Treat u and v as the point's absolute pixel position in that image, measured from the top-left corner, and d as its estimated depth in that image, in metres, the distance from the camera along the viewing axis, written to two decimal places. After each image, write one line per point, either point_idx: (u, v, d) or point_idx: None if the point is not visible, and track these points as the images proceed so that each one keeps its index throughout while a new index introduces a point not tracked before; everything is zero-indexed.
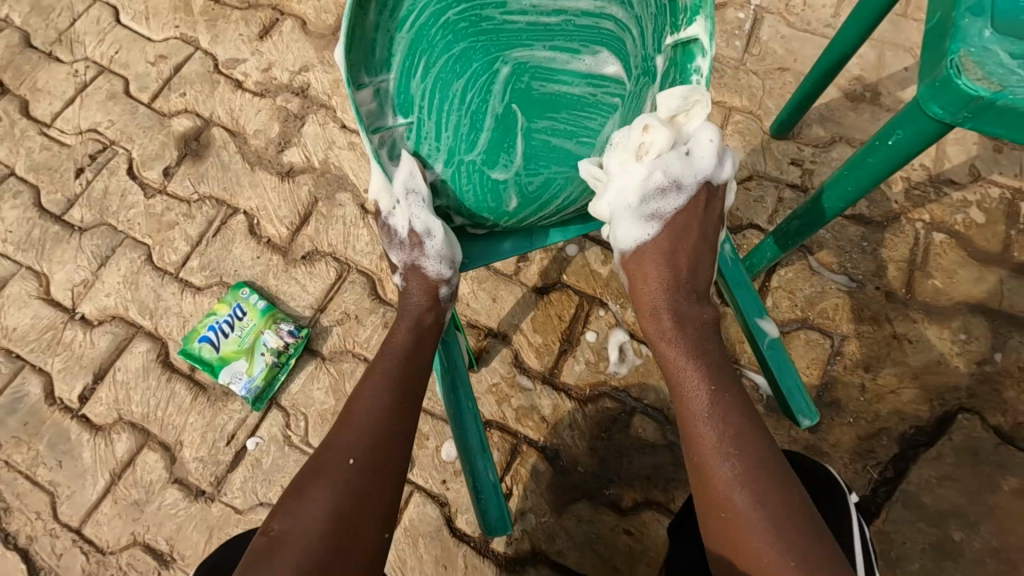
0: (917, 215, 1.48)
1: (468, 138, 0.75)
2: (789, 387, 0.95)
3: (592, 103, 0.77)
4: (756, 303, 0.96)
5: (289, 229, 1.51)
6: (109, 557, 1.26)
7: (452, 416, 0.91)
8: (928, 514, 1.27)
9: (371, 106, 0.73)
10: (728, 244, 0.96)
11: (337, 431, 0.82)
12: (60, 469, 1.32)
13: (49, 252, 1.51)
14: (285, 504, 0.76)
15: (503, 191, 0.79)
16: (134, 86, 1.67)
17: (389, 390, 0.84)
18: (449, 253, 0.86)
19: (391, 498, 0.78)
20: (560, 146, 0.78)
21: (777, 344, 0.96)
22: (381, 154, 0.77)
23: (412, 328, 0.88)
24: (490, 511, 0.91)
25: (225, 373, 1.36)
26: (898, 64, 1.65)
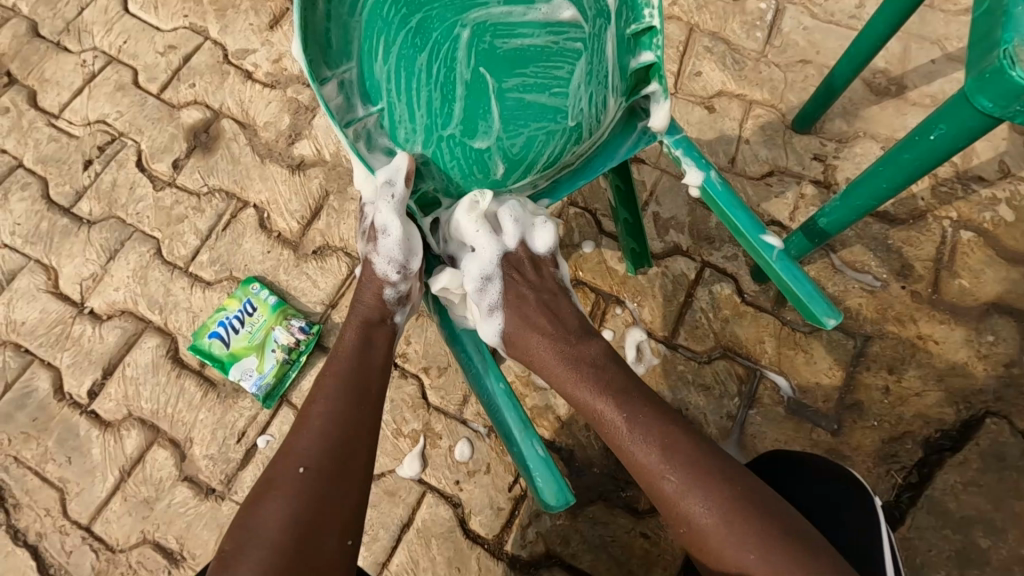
0: (943, 212, 1.44)
1: (442, 111, 0.74)
2: (804, 293, 0.88)
3: (557, 51, 0.74)
4: (753, 220, 0.92)
5: (299, 224, 1.48)
6: (119, 555, 1.25)
7: (482, 401, 0.87)
8: (953, 520, 1.23)
9: (339, 100, 0.76)
10: (714, 171, 0.92)
11: (289, 444, 0.82)
12: (69, 466, 1.31)
13: (58, 246, 1.49)
14: (239, 522, 0.76)
15: (487, 159, 0.78)
16: (142, 76, 1.65)
17: (342, 396, 0.85)
18: (401, 257, 0.88)
19: (351, 503, 0.79)
20: (535, 102, 0.75)
21: (785, 257, 0.90)
22: (359, 146, 0.79)
23: (360, 330, 0.91)
24: (545, 487, 0.83)
25: (235, 370, 1.33)
26: (923, 57, 1.60)
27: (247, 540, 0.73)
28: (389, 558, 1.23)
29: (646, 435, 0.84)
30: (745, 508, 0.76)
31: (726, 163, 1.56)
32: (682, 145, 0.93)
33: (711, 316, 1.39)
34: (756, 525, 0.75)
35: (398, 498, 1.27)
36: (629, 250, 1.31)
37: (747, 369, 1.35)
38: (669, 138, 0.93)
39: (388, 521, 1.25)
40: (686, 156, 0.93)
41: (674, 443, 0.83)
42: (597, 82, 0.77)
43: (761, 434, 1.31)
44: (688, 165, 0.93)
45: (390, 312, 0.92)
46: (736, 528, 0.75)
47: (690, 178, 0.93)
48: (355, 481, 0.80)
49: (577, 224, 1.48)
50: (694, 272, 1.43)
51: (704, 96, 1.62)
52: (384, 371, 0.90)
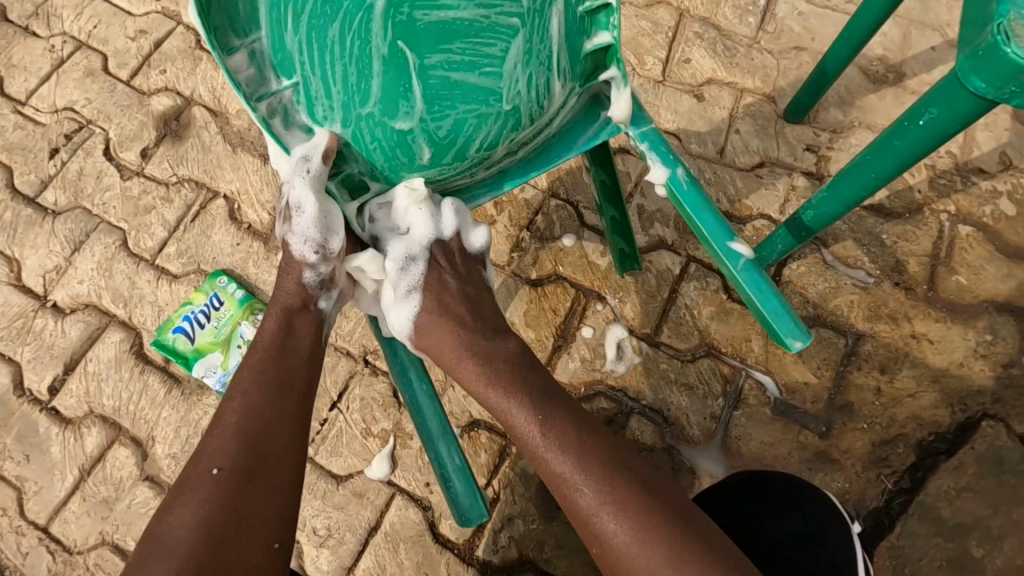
0: (941, 206, 1.37)
1: (359, 87, 0.69)
2: (769, 309, 0.81)
3: (488, 26, 0.66)
4: (722, 225, 0.84)
5: (270, 215, 1.43)
6: (76, 557, 1.20)
7: (407, 402, 0.90)
8: (947, 527, 1.18)
9: (250, 72, 0.73)
10: (681, 168, 0.85)
11: (203, 443, 0.76)
12: (28, 464, 1.27)
13: (22, 237, 1.45)
14: (150, 530, 0.70)
15: (411, 142, 0.71)
16: (112, 62, 1.59)
17: (261, 390, 0.79)
18: (318, 237, 0.83)
19: (271, 505, 0.73)
20: (462, 80, 0.68)
21: (753, 267, 0.83)
22: (274, 123, 0.76)
23: (280, 318, 0.85)
24: (461, 498, 0.90)
25: (199, 366, 1.29)
26: (924, 44, 1.53)
27: (156, 549, 0.68)
28: (356, 562, 1.19)
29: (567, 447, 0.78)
30: (670, 526, 0.72)
31: (715, 154, 1.49)
32: (650, 138, 0.86)
33: (695, 313, 1.34)
34: (677, 542, 0.71)
35: (366, 500, 1.22)
36: (619, 251, 1.26)
37: (732, 369, 1.30)
38: (635, 130, 0.85)
39: (355, 524, 1.21)
40: (653, 151, 0.85)
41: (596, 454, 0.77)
42: (537, 62, 0.70)
43: (746, 436, 1.26)
44: (654, 162, 0.86)
45: (313, 298, 0.87)
46: (654, 546, 0.71)
47: (655, 176, 0.86)
48: (277, 481, 0.75)
49: (558, 216, 1.42)
50: (679, 267, 1.37)
51: (693, 84, 1.56)
52: (313, 360, 0.86)
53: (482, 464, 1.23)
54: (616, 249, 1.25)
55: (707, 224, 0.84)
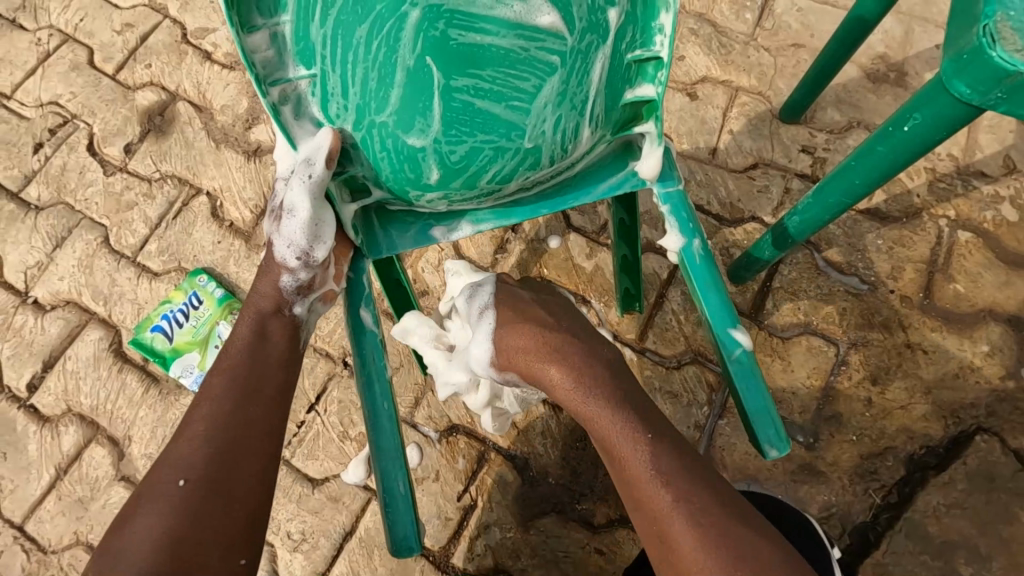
0: (940, 210, 1.33)
1: (377, 95, 0.65)
2: (754, 409, 0.75)
3: (525, 59, 0.63)
4: (728, 310, 0.77)
5: (252, 213, 1.41)
6: (51, 556, 1.20)
7: (364, 410, 0.77)
8: (934, 545, 1.14)
9: (268, 54, 0.68)
10: (698, 239, 0.79)
11: (169, 450, 0.72)
12: (5, 462, 1.26)
13: (4, 232, 1.44)
14: (110, 541, 0.67)
15: (421, 160, 0.68)
16: (98, 56, 1.58)
17: (228, 395, 0.74)
18: (304, 243, 0.79)
19: (235, 517, 0.69)
20: (486, 109, 0.65)
21: (747, 359, 0.76)
22: (284, 111, 0.71)
23: (253, 323, 0.81)
24: (401, 530, 0.75)
25: (176, 366, 1.29)
26: (927, 41, 1.48)
27: (116, 562, 0.64)
28: (329, 568, 1.17)
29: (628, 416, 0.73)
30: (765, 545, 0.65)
31: (707, 154, 1.45)
32: (673, 201, 0.80)
33: (682, 319, 1.30)
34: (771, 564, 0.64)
35: (342, 505, 1.21)
36: (623, 290, 1.23)
37: (718, 377, 1.26)
38: (659, 188, 0.80)
39: (330, 529, 1.19)
40: (672, 215, 0.80)
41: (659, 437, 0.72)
42: (570, 105, 0.66)
43: (729, 447, 1.22)
44: (671, 227, 0.80)
45: (288, 302, 0.82)
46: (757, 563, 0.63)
47: (669, 242, 0.80)
48: (243, 494, 0.70)
49: (544, 218, 1.39)
50: (666, 271, 1.33)
51: (687, 82, 1.51)
52: (289, 363, 0.80)
53: (459, 470, 1.21)
54: (619, 287, 1.22)
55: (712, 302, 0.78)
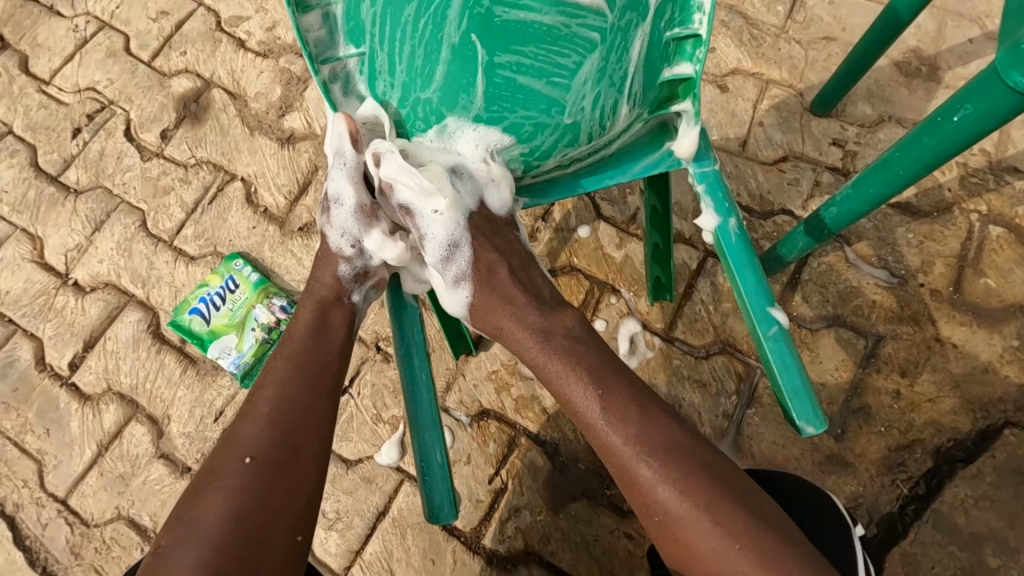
0: (971, 205, 1.33)
1: (422, 72, 0.68)
2: (789, 386, 0.77)
3: (566, 36, 0.64)
4: (764, 289, 0.80)
5: (286, 199, 1.43)
6: (93, 529, 1.24)
7: (403, 389, 0.84)
8: (961, 536, 1.15)
9: (321, 34, 0.72)
10: (734, 219, 0.81)
11: (237, 428, 0.75)
12: (48, 438, 1.30)
13: (44, 215, 1.47)
14: (178, 514, 0.70)
15: (461, 133, 0.72)
16: (134, 43, 1.60)
17: (294, 381, 0.78)
18: (356, 230, 0.81)
19: (297, 500, 0.72)
20: (527, 86, 0.67)
21: (781, 336, 0.78)
22: (333, 88, 0.75)
23: (315, 309, 0.83)
24: (435, 495, 0.84)
25: (214, 347, 1.31)
26: (960, 36, 1.47)
27: (185, 535, 0.67)
28: (363, 546, 1.20)
29: (689, 491, 0.69)
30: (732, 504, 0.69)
31: (737, 147, 1.46)
32: (709, 180, 0.82)
33: (711, 309, 1.31)
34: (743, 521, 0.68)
35: (375, 485, 1.23)
36: (653, 279, 1.25)
37: (746, 366, 1.28)
38: (696, 167, 0.82)
39: (363, 509, 1.22)
40: (709, 194, 0.82)
41: (725, 509, 0.68)
42: (608, 82, 0.68)
43: (757, 436, 1.24)
44: (706, 207, 0.82)
45: (347, 291, 0.84)
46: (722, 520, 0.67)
47: (705, 222, 0.82)
48: (304, 477, 0.74)
49: (574, 207, 1.41)
50: (696, 262, 1.35)
51: (717, 74, 1.52)
52: (344, 354, 0.83)
53: (490, 453, 1.24)
54: (650, 276, 1.24)
55: (749, 280, 0.81)
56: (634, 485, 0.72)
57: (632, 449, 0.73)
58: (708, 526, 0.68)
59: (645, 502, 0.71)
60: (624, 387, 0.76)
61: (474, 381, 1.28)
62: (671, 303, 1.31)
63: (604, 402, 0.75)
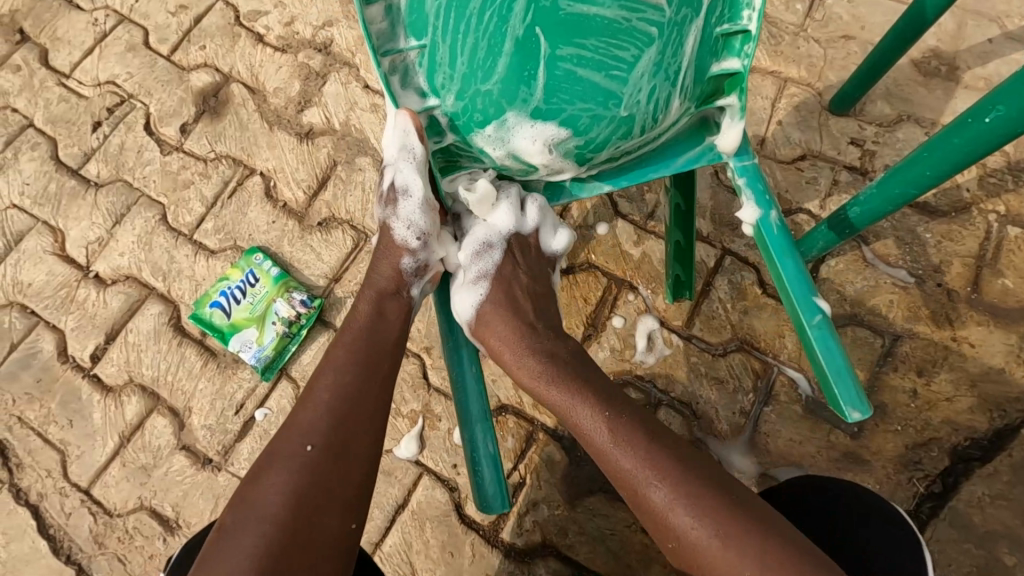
0: (990, 205, 1.33)
1: (484, 64, 0.68)
2: (833, 370, 0.77)
3: (627, 29, 0.66)
4: (804, 278, 0.80)
5: (306, 194, 1.44)
6: (116, 519, 1.25)
7: (453, 382, 0.87)
8: (977, 534, 1.16)
9: (383, 26, 0.71)
10: (774, 211, 0.82)
11: (297, 415, 0.77)
12: (71, 429, 1.32)
13: (65, 208, 1.48)
14: (239, 494, 0.72)
15: (520, 126, 0.71)
16: (153, 37, 1.60)
17: (351, 370, 0.80)
18: (422, 223, 0.85)
19: (353, 486, 0.74)
20: (587, 78, 0.68)
21: (826, 325, 0.79)
22: (392, 81, 0.73)
23: (373, 301, 0.87)
24: (487, 484, 0.88)
25: (235, 341, 1.32)
26: (980, 35, 1.47)
27: (245, 516, 0.69)
28: (383, 539, 1.21)
29: (671, 488, 0.73)
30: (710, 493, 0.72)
31: (755, 146, 1.46)
32: (749, 173, 0.83)
33: (729, 307, 1.32)
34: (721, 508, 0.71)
35: (394, 478, 1.25)
36: (673, 277, 1.26)
37: (763, 364, 1.28)
38: (736, 162, 0.83)
39: (383, 501, 1.24)
40: (749, 187, 0.83)
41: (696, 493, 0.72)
42: (664, 75, 0.69)
43: (774, 433, 1.24)
44: (746, 200, 0.83)
45: (406, 284, 0.88)
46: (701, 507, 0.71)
47: (745, 215, 0.83)
48: (359, 465, 0.75)
49: (593, 205, 1.42)
50: (713, 260, 1.35)
51: None
52: (398, 345, 0.86)
53: (508, 448, 1.25)
54: (670, 275, 1.24)
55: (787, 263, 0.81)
56: (624, 484, 0.77)
57: (616, 449, 0.77)
58: (688, 518, 0.71)
59: (637, 502, 0.76)
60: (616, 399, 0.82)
61: (492, 376, 1.29)
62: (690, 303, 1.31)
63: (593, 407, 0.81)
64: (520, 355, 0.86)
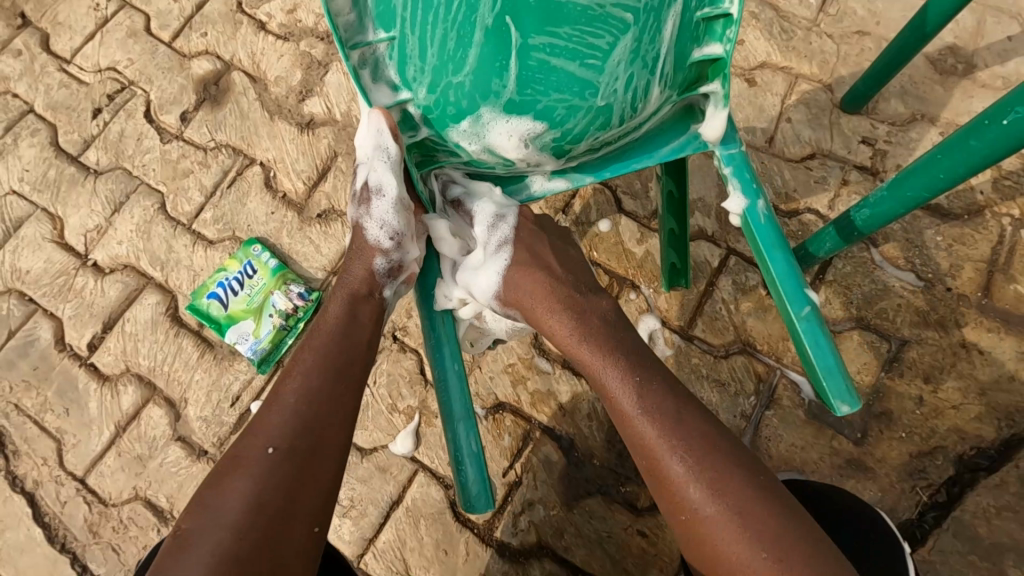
0: (1004, 209, 1.29)
1: (455, 55, 0.65)
2: (822, 365, 0.75)
3: (600, 16, 0.63)
4: (795, 271, 0.77)
5: (305, 185, 1.42)
6: (111, 509, 1.25)
7: (434, 377, 0.79)
8: (982, 546, 1.14)
9: (350, 18, 0.68)
10: (762, 200, 0.79)
11: (260, 420, 0.75)
12: (68, 418, 1.31)
13: (65, 195, 1.47)
14: (200, 499, 0.70)
15: (494, 119, 0.69)
16: (155, 23, 1.58)
17: (319, 372, 0.78)
18: (396, 223, 0.82)
19: (320, 492, 0.72)
20: (561, 69, 0.65)
21: (815, 317, 0.76)
22: (363, 74, 0.71)
23: (345, 302, 0.83)
24: (470, 484, 0.78)
25: (232, 332, 1.32)
26: (1000, 33, 1.43)
27: (205, 521, 0.67)
28: (377, 535, 1.21)
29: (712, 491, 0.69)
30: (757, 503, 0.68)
31: (765, 143, 1.43)
32: (735, 162, 0.80)
33: (732, 308, 1.30)
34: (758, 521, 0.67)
35: (389, 475, 1.24)
36: (669, 264, 1.22)
37: (766, 367, 1.26)
38: (721, 150, 0.80)
39: (377, 497, 1.23)
40: (735, 176, 0.80)
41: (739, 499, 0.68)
42: (642, 63, 0.66)
43: (776, 438, 1.22)
44: (733, 189, 0.80)
45: (379, 285, 0.84)
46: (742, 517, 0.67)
47: (731, 205, 0.80)
48: (325, 470, 0.73)
49: (595, 201, 1.39)
50: (717, 260, 1.33)
51: (745, 67, 1.48)
52: (370, 348, 0.83)
53: (505, 446, 1.23)
54: (665, 261, 1.20)
55: (772, 245, 0.79)
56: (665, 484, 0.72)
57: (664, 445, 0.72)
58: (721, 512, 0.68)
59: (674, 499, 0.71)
60: (668, 389, 0.76)
61: (490, 374, 1.28)
62: (685, 288, 1.28)
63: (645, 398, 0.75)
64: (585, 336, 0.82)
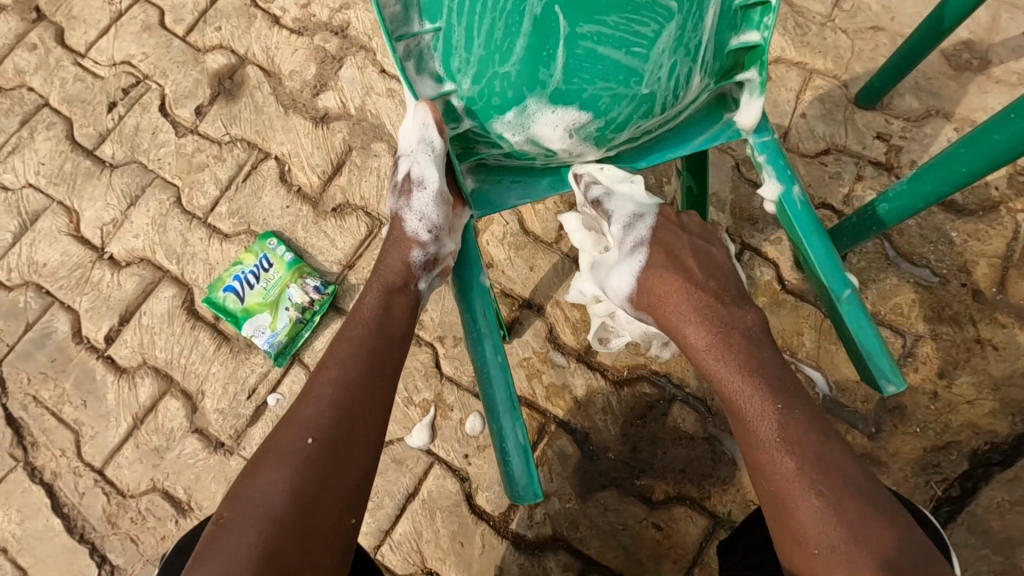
0: (1019, 205, 1.29)
1: (501, 45, 0.66)
2: (866, 345, 0.76)
3: (646, 4, 0.64)
4: (834, 256, 0.78)
5: (320, 179, 1.42)
6: (128, 500, 1.26)
7: (476, 369, 0.80)
8: (995, 540, 1.14)
9: (397, 10, 0.69)
10: (797, 186, 0.80)
11: (298, 409, 0.76)
12: (85, 409, 1.32)
13: (80, 188, 1.48)
14: (239, 484, 0.72)
15: (540, 108, 0.69)
16: (169, 17, 1.59)
17: (356, 365, 0.78)
18: (435, 216, 0.82)
19: (354, 485, 0.73)
20: (608, 57, 0.66)
21: (856, 300, 0.77)
22: (408, 66, 0.71)
23: (382, 292, 0.84)
24: (517, 475, 0.79)
25: (248, 325, 1.32)
26: (1015, 29, 1.42)
27: (243, 506, 0.69)
28: (393, 527, 1.22)
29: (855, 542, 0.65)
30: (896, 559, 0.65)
31: (779, 138, 1.43)
32: (769, 150, 0.80)
33: None
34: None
35: (406, 467, 1.25)
36: None
37: (780, 361, 1.26)
38: (755, 138, 0.80)
39: (393, 490, 1.24)
40: (770, 164, 0.80)
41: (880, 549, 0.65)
42: (685, 51, 0.67)
43: None
44: (769, 175, 0.81)
45: (414, 278, 0.85)
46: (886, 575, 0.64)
47: (767, 191, 0.81)
48: (360, 463, 0.74)
49: None
50: (732, 255, 1.33)
51: None
52: (404, 340, 0.83)
53: None
54: None
55: (813, 234, 0.79)
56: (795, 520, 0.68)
57: (804, 485, 0.68)
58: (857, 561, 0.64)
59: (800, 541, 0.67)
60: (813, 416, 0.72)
61: None
62: None
63: (783, 434, 0.70)
64: (719, 359, 0.76)
